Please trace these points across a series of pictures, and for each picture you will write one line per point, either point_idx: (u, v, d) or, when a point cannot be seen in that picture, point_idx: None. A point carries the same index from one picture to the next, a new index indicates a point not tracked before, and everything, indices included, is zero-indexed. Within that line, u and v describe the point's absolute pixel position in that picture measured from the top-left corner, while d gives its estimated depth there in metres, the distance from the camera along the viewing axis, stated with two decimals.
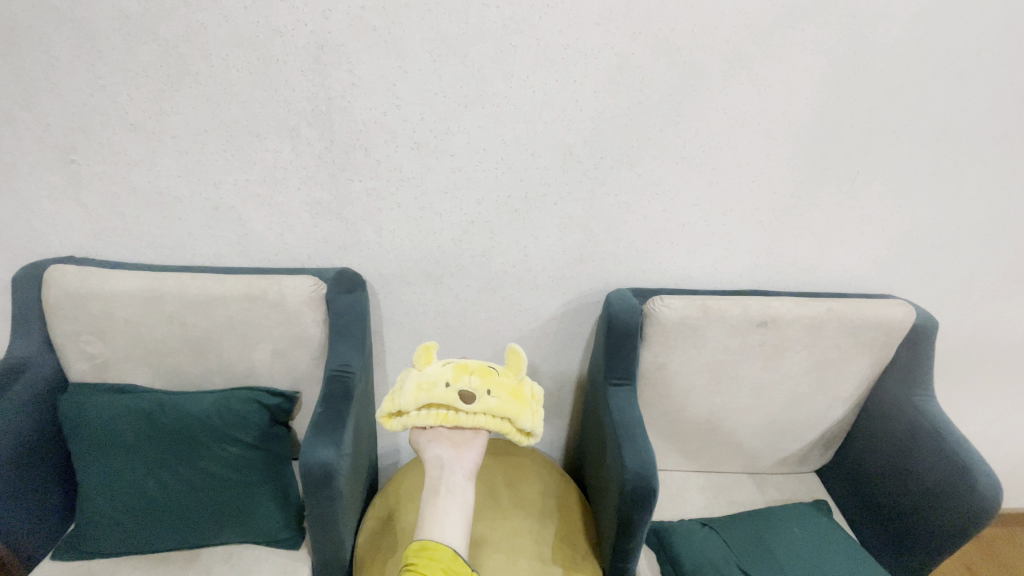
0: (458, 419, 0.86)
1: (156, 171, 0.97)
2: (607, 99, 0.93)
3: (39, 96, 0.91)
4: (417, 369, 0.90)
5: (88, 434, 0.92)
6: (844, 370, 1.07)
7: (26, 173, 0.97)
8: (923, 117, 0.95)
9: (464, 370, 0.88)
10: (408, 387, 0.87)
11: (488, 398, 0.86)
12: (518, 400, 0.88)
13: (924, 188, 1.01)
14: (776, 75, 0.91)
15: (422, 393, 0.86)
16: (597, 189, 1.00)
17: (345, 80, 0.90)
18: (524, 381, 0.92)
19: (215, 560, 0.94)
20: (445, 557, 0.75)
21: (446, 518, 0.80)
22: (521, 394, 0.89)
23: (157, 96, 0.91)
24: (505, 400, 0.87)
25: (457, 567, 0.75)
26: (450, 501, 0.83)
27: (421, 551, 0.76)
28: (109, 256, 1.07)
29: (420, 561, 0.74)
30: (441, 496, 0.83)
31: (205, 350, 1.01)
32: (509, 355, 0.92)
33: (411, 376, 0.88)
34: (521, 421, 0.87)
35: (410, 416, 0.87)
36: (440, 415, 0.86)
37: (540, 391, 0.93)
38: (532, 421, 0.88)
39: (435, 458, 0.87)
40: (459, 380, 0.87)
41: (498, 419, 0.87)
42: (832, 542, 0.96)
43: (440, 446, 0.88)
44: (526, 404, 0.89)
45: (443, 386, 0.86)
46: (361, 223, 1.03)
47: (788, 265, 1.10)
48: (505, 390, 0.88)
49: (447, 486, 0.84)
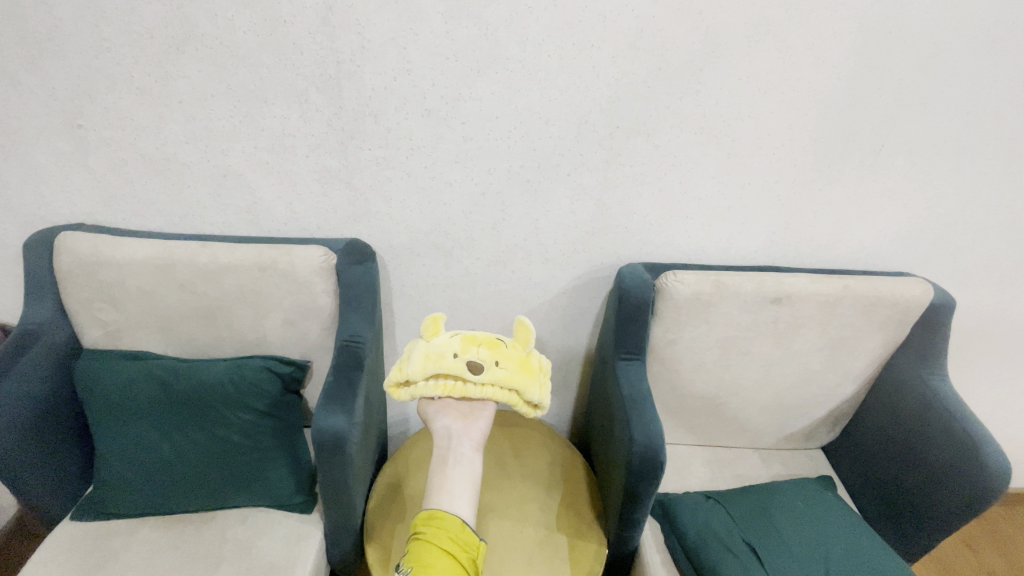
0: (466, 390, 0.86)
1: (163, 137, 0.96)
2: (625, 65, 0.89)
3: (43, 58, 0.89)
4: (424, 340, 0.90)
5: (103, 398, 0.94)
6: (856, 348, 1.06)
7: (32, 137, 0.96)
8: (955, 87, 0.91)
9: (471, 341, 0.88)
10: (416, 357, 0.87)
11: (496, 369, 0.86)
12: (525, 371, 0.88)
13: (951, 162, 0.98)
14: (803, 41, 0.87)
15: (430, 363, 0.86)
16: (612, 159, 0.98)
17: (354, 43, 0.87)
18: (532, 353, 0.92)
19: (229, 522, 0.96)
20: (453, 526, 0.77)
21: (455, 488, 0.82)
22: (530, 366, 0.89)
23: (163, 59, 0.89)
24: (513, 371, 0.87)
25: (464, 536, 0.77)
26: (458, 472, 0.85)
27: (429, 520, 0.77)
28: (118, 223, 1.06)
29: (428, 530, 0.76)
30: (450, 466, 0.85)
31: (216, 319, 1.02)
32: (517, 327, 0.92)
33: (418, 347, 0.88)
34: (529, 392, 0.87)
35: (417, 386, 0.87)
36: (448, 385, 0.86)
37: (547, 364, 0.94)
38: (539, 392, 0.89)
39: (443, 429, 0.89)
40: (467, 351, 0.87)
41: (506, 390, 0.87)
42: (836, 516, 0.97)
43: (448, 417, 0.89)
44: (534, 375, 0.89)
45: (450, 356, 0.86)
46: (370, 193, 1.02)
47: (804, 240, 1.08)
48: (513, 361, 0.88)
49: (456, 456, 0.86)
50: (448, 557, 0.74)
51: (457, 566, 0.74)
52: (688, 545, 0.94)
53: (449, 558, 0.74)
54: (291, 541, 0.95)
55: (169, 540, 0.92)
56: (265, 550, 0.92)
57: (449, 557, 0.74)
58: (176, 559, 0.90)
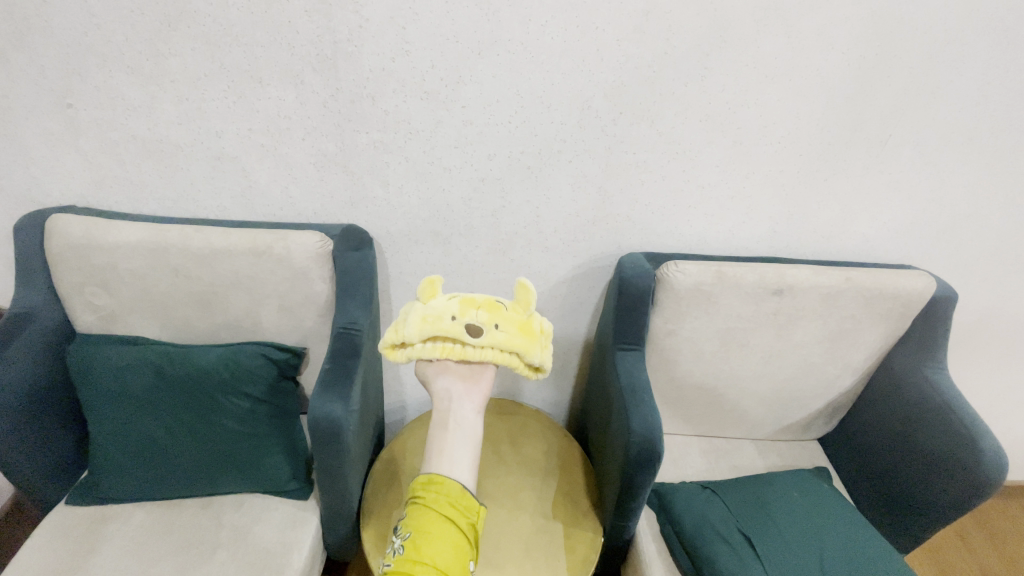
0: (465, 352, 0.82)
1: (155, 118, 0.94)
2: (631, 49, 0.87)
3: (31, 34, 0.86)
4: (421, 303, 0.86)
5: (99, 384, 0.93)
6: (856, 341, 1.05)
7: (21, 115, 0.93)
8: (966, 77, 0.89)
9: (470, 304, 0.84)
10: (412, 319, 0.83)
11: (495, 332, 0.82)
12: (527, 335, 0.84)
13: (959, 153, 0.96)
14: (815, 25, 0.85)
15: (427, 325, 0.82)
16: (614, 146, 0.96)
17: (351, 22, 0.85)
18: (533, 316, 0.87)
19: (226, 508, 0.96)
20: (453, 492, 0.73)
21: (455, 454, 0.77)
22: (531, 329, 0.85)
23: (154, 37, 0.86)
24: (512, 334, 0.83)
25: (465, 502, 0.73)
26: (459, 436, 0.80)
27: (429, 486, 0.72)
28: (110, 205, 1.04)
29: (427, 494, 0.72)
30: (450, 431, 0.80)
31: (211, 305, 1.01)
32: (517, 289, 0.87)
33: (415, 309, 0.84)
34: (530, 356, 0.83)
35: (414, 348, 0.83)
36: (447, 348, 0.83)
37: (548, 327, 0.90)
38: (541, 355, 0.85)
39: (444, 391, 0.84)
40: (465, 314, 0.82)
41: (506, 354, 0.83)
42: (831, 507, 0.97)
43: (449, 378, 0.85)
44: (535, 338, 0.85)
45: (448, 319, 0.82)
46: (368, 178, 1.00)
47: (807, 232, 1.07)
48: (513, 325, 0.84)
49: (457, 419, 0.81)
50: (449, 524, 0.70)
51: (457, 531, 0.70)
52: (685, 537, 0.94)
53: (450, 524, 0.70)
54: (287, 527, 0.94)
55: (165, 526, 0.92)
56: (261, 535, 0.92)
57: (450, 523, 0.70)
58: (172, 544, 0.90)
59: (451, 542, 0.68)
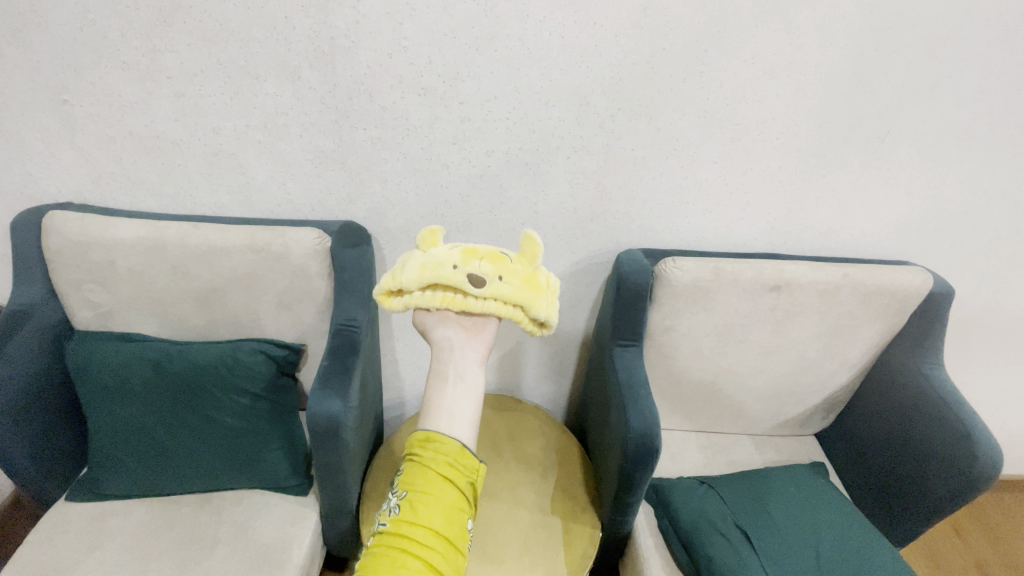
0: (465, 303, 0.75)
1: (152, 114, 0.93)
2: (629, 45, 0.87)
3: (25, 30, 0.86)
4: (422, 251, 0.79)
5: (99, 381, 0.93)
6: (853, 336, 1.06)
7: (16, 111, 0.93)
8: (964, 72, 0.89)
9: (474, 254, 0.77)
10: (412, 266, 0.77)
11: (499, 283, 0.75)
12: (533, 288, 0.76)
13: (957, 149, 0.96)
14: (813, 20, 0.84)
15: (427, 272, 0.75)
16: (612, 142, 0.96)
17: (348, 17, 0.84)
18: (539, 270, 0.79)
19: (226, 504, 0.96)
20: (452, 451, 0.70)
21: (454, 409, 0.74)
22: (537, 283, 0.77)
23: (150, 32, 0.86)
24: (517, 286, 0.75)
25: (464, 461, 0.70)
26: (459, 389, 0.76)
27: (427, 444, 0.70)
28: (107, 202, 1.04)
29: (424, 452, 0.69)
30: (450, 382, 0.77)
31: (210, 302, 1.01)
32: (523, 240, 0.79)
33: (415, 256, 0.78)
34: (535, 309, 0.76)
35: (412, 295, 0.78)
36: (447, 298, 0.76)
37: (556, 282, 0.82)
38: (547, 310, 0.77)
39: (444, 339, 0.79)
40: (467, 264, 0.75)
41: (509, 307, 0.76)
42: (827, 501, 0.98)
43: (449, 327, 0.80)
44: (542, 292, 0.77)
45: (450, 267, 0.75)
46: (365, 174, 1.00)
47: (805, 228, 1.07)
48: (518, 277, 0.76)
49: (457, 370, 0.78)
50: (447, 484, 0.67)
51: (456, 492, 0.67)
52: (683, 533, 0.95)
53: (448, 484, 0.68)
54: (287, 523, 0.95)
55: (165, 522, 0.93)
56: (261, 531, 0.93)
57: (448, 483, 0.67)
58: (172, 540, 0.90)
59: (448, 502, 0.66)
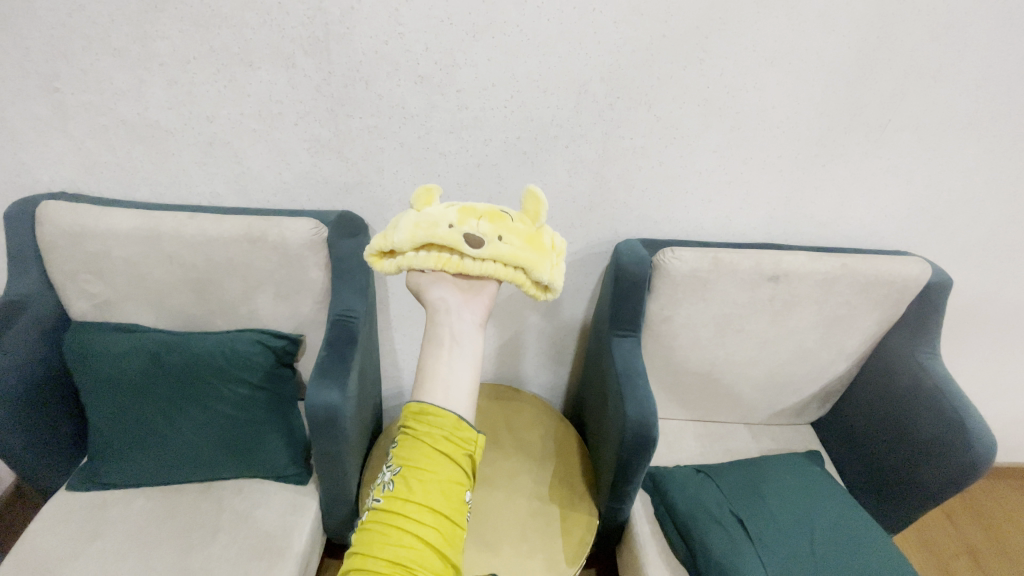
0: (462, 265, 0.66)
1: (145, 102, 0.92)
2: (629, 32, 0.85)
3: (13, 15, 0.84)
4: (415, 210, 0.70)
5: (97, 372, 0.93)
6: (851, 326, 1.06)
7: (6, 99, 0.92)
8: (968, 60, 0.88)
9: (471, 212, 0.67)
10: (403, 225, 0.67)
11: (499, 243, 0.66)
12: (537, 249, 0.67)
13: (958, 138, 0.96)
14: (816, 6, 0.83)
15: (420, 232, 0.66)
16: (611, 131, 0.95)
17: (343, 3, 0.83)
18: (542, 230, 0.71)
19: (226, 492, 0.97)
20: (449, 424, 0.62)
21: (451, 379, 0.65)
22: (541, 244, 0.68)
23: (141, 18, 0.84)
24: (519, 246, 0.66)
25: (463, 434, 0.62)
26: (457, 354, 0.67)
27: (420, 416, 0.62)
28: (102, 191, 1.03)
29: (419, 426, 0.62)
30: (445, 347, 0.67)
31: (207, 292, 1.00)
32: (525, 198, 0.71)
33: (407, 215, 0.69)
34: (539, 272, 0.67)
35: (403, 258, 0.68)
36: (442, 259, 0.67)
37: (561, 246, 0.73)
38: (551, 273, 0.69)
39: (439, 301, 0.70)
40: (464, 223, 0.66)
41: (511, 270, 0.67)
42: (822, 489, 0.99)
43: (444, 287, 0.70)
44: (546, 254, 0.68)
45: (445, 226, 0.66)
46: (362, 164, 0.99)
47: (805, 217, 1.07)
48: (520, 237, 0.67)
49: (454, 335, 0.68)
50: (443, 458, 0.60)
51: (454, 467, 0.60)
52: (679, 520, 0.96)
53: (445, 458, 0.60)
54: (287, 511, 0.96)
55: (166, 510, 0.93)
56: (261, 519, 0.94)
57: (445, 457, 0.60)
58: (174, 528, 0.91)
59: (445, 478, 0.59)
